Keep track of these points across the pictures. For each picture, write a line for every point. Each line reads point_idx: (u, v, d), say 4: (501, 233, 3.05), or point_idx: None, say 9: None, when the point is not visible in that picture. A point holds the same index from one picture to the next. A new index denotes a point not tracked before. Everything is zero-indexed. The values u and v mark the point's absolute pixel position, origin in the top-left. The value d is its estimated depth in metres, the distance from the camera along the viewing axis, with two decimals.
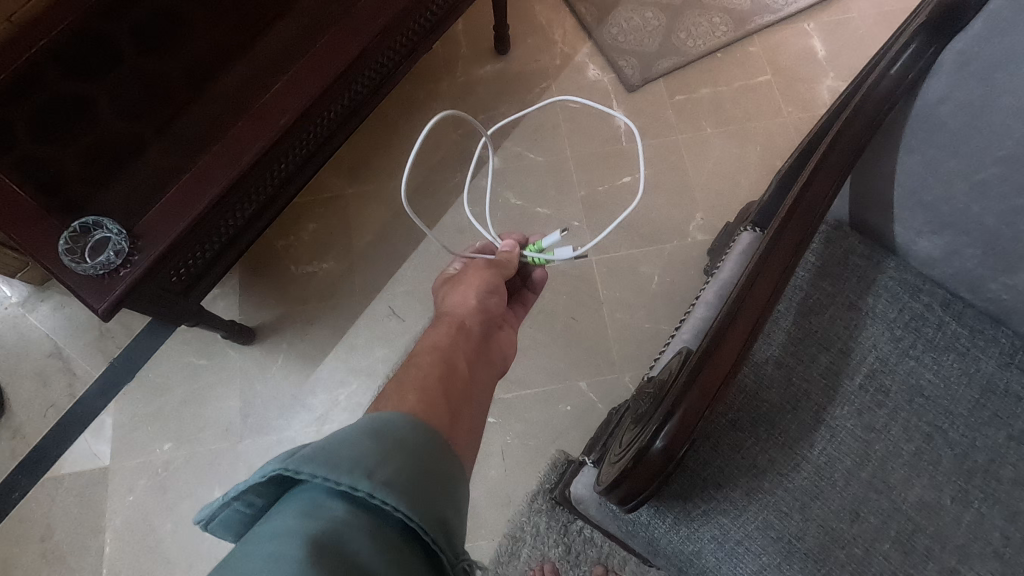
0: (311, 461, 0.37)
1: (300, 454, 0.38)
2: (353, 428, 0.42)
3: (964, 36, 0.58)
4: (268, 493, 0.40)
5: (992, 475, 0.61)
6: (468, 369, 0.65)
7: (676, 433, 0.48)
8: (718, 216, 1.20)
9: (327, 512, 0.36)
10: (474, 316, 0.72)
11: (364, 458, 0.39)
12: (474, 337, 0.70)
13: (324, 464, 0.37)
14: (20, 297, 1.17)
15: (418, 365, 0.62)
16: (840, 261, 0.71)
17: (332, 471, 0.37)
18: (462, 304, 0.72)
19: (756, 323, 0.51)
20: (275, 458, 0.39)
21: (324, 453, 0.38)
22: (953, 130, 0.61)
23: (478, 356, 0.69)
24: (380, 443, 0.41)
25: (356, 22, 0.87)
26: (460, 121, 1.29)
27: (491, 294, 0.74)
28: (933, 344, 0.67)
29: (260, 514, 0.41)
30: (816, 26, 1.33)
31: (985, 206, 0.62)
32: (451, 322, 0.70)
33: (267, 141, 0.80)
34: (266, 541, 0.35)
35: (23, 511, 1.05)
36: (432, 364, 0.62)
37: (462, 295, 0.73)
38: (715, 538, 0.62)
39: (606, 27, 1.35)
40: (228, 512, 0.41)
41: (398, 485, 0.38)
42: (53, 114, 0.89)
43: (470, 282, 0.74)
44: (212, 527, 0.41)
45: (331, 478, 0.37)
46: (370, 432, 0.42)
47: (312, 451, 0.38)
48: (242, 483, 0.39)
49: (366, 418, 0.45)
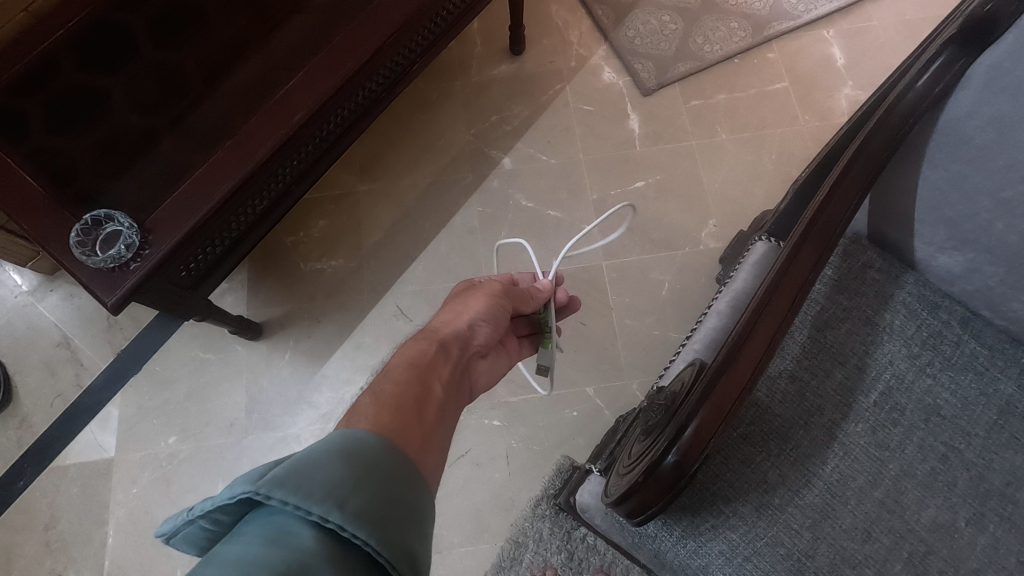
0: (283, 486, 0.34)
1: (271, 475, 0.34)
2: (327, 447, 0.39)
3: (995, 50, 0.57)
4: (233, 511, 0.36)
5: (1009, 499, 0.60)
6: (438, 381, 0.60)
7: (689, 448, 0.47)
8: (731, 224, 1.19)
9: (292, 543, 0.33)
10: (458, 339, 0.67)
11: (340, 485, 0.36)
12: (456, 359, 0.65)
13: (296, 490, 0.34)
14: (31, 286, 1.17)
15: (391, 380, 0.57)
16: (857, 275, 0.70)
17: (304, 498, 0.34)
18: (452, 322, 0.68)
19: (774, 337, 0.50)
20: (245, 477, 0.35)
21: (298, 475, 0.35)
22: (979, 145, 0.60)
23: (455, 379, 0.64)
24: (354, 467, 0.38)
25: (372, 19, 0.87)
26: (473, 121, 1.28)
27: (482, 323, 0.69)
28: (951, 362, 0.66)
29: (224, 532, 0.38)
30: (836, 33, 1.32)
31: (1009, 224, 0.61)
32: (429, 335, 0.66)
33: (282, 136, 0.80)
34: (221, 566, 0.31)
35: (28, 500, 1.06)
36: (407, 381, 0.57)
37: (449, 318, 0.69)
38: (723, 554, 0.61)
39: (623, 29, 1.33)
40: (190, 526, 0.38)
41: (371, 517, 0.35)
42: (70, 107, 0.89)
43: (471, 300, 0.69)
44: (175, 543, 0.38)
45: (302, 506, 0.34)
46: (344, 452, 0.39)
47: (284, 473, 0.35)
48: (209, 499, 0.36)
49: (338, 435, 0.41)
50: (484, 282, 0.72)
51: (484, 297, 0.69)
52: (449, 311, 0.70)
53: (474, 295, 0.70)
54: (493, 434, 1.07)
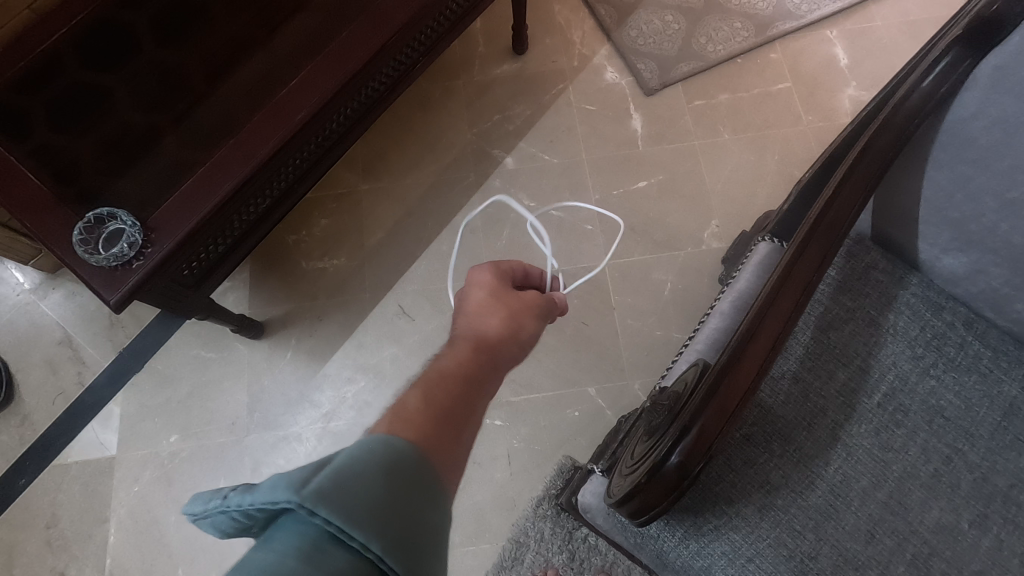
0: (328, 502, 0.33)
1: (317, 487, 0.34)
2: (371, 456, 0.38)
3: (1001, 51, 0.56)
4: (267, 510, 0.36)
5: (1013, 501, 0.60)
6: (490, 389, 0.58)
7: (692, 449, 0.46)
8: (734, 225, 1.18)
9: (327, 564, 0.32)
10: (507, 345, 0.63)
11: (381, 507, 0.35)
12: (501, 373, 0.62)
13: (340, 510, 0.34)
14: (33, 284, 1.17)
15: (441, 391, 0.53)
16: (861, 275, 0.70)
17: (346, 521, 0.33)
18: (498, 330, 0.64)
19: (779, 338, 0.50)
20: (287, 481, 0.34)
21: (341, 492, 0.34)
22: (984, 146, 0.59)
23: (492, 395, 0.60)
24: (394, 484, 0.37)
25: (375, 18, 0.87)
26: (476, 120, 1.28)
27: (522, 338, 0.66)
28: (955, 363, 0.66)
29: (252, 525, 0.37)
30: (840, 34, 1.31)
31: (1014, 225, 0.61)
32: (472, 342, 0.61)
33: (285, 134, 0.80)
34: None
35: (30, 498, 1.06)
36: (456, 395, 0.53)
37: (485, 323, 0.64)
38: (725, 554, 0.61)
39: (626, 29, 1.33)
40: (221, 512, 0.37)
41: (406, 548, 0.35)
42: (73, 105, 0.89)
43: (517, 312, 0.66)
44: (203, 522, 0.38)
45: (343, 528, 0.33)
46: (387, 464, 0.38)
47: (329, 487, 0.34)
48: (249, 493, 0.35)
49: (380, 439, 0.40)
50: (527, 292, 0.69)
51: (529, 308, 0.68)
52: (486, 313, 0.65)
53: (511, 300, 0.67)
54: (494, 433, 1.07)
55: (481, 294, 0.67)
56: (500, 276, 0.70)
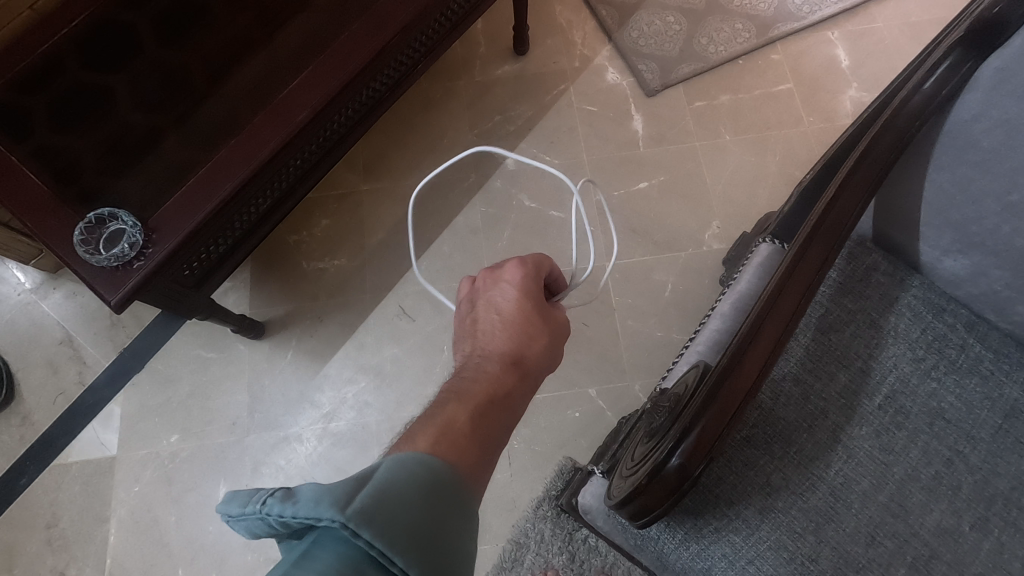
0: (371, 525, 0.35)
1: (361, 509, 0.35)
2: (406, 478, 0.40)
3: (1003, 53, 0.56)
4: (303, 524, 0.37)
5: (1014, 503, 0.60)
6: (523, 406, 0.59)
7: (692, 451, 0.46)
8: (735, 226, 1.18)
9: None
10: (543, 365, 0.62)
11: (418, 532, 0.37)
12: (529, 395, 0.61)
13: (383, 533, 0.35)
14: (34, 284, 1.17)
15: (464, 407, 0.53)
16: (862, 277, 0.70)
17: (388, 545, 0.35)
18: (532, 355, 0.61)
19: (780, 340, 0.50)
20: (331, 500, 0.35)
21: (383, 515, 0.36)
22: (986, 148, 0.59)
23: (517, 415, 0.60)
24: (428, 506, 0.39)
25: (377, 19, 0.87)
26: (477, 121, 1.28)
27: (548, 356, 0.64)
28: (956, 366, 0.66)
29: (285, 535, 0.38)
30: (841, 34, 1.31)
31: (1015, 227, 0.61)
32: (511, 365, 0.59)
33: (286, 134, 0.80)
34: None
35: (30, 498, 1.06)
36: (482, 411, 0.54)
37: (526, 342, 0.61)
38: (726, 556, 0.61)
39: (627, 29, 1.33)
40: (256, 518, 0.38)
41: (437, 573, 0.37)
42: (74, 106, 0.89)
43: (547, 334, 0.63)
44: (236, 524, 0.39)
45: (385, 552, 0.35)
46: (422, 487, 0.40)
47: (372, 510, 0.36)
48: (292, 506, 0.36)
49: (413, 460, 0.42)
50: (553, 310, 0.65)
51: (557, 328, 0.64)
52: (524, 333, 0.62)
53: (546, 315, 0.64)
54: None
55: (517, 307, 0.62)
56: (529, 283, 0.64)
